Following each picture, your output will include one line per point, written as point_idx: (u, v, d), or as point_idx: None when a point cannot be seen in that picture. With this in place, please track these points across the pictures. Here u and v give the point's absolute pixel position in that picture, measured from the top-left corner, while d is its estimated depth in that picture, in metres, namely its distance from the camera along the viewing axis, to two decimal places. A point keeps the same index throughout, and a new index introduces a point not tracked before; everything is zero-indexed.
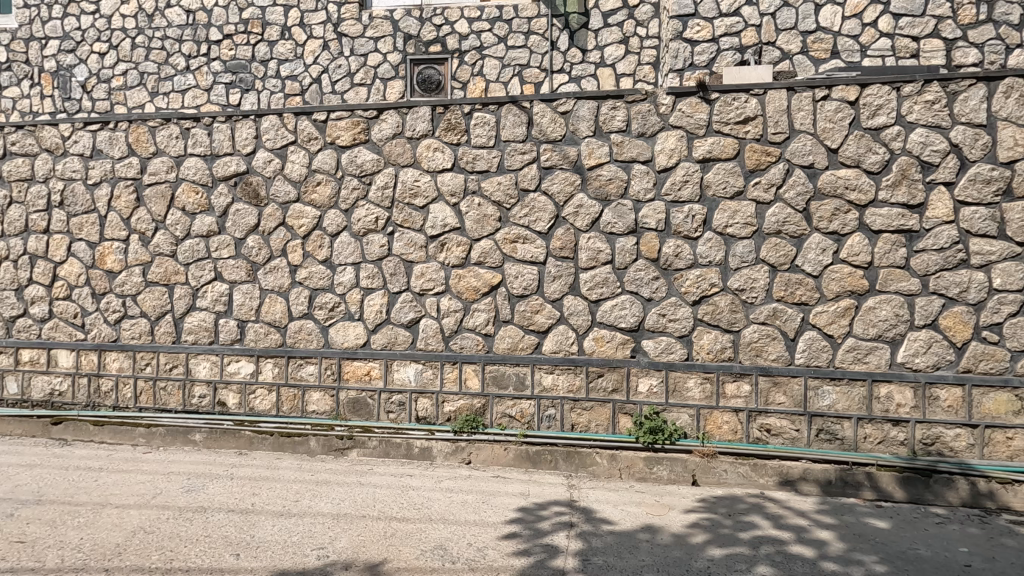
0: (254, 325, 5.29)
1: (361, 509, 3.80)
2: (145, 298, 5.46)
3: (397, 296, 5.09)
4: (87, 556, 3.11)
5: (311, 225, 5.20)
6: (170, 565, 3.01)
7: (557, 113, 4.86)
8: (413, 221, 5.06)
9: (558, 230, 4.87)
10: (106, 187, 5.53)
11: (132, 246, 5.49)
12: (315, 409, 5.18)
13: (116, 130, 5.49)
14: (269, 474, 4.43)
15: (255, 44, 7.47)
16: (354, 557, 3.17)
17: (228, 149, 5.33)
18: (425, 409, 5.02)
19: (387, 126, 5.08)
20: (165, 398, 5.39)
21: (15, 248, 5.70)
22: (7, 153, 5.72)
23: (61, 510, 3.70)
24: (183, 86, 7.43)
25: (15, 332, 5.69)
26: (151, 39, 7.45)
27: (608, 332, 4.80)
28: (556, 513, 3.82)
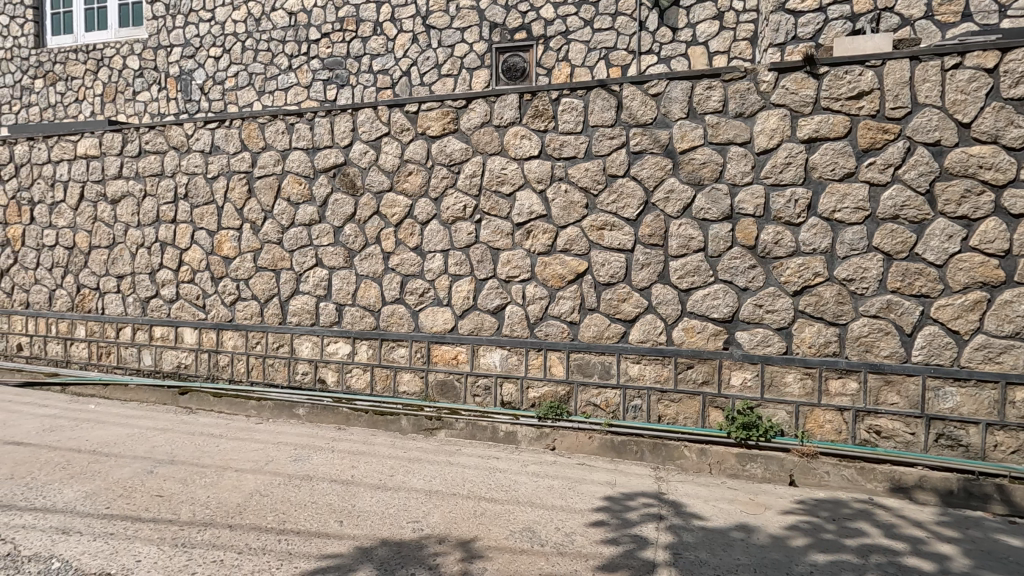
0: (351, 309, 5.60)
1: (451, 487, 3.94)
2: (256, 282, 5.94)
3: (484, 282, 5.19)
4: (214, 512, 3.46)
5: (403, 214, 5.41)
6: (283, 526, 3.29)
7: (647, 95, 4.71)
8: (499, 209, 5.12)
9: (647, 217, 4.74)
10: (222, 180, 6.04)
11: (245, 234, 5.98)
12: (405, 390, 5.41)
13: (230, 128, 5.98)
14: (366, 449, 4.71)
15: (350, 41, 8.63)
16: (447, 532, 3.30)
17: (328, 142, 5.64)
18: (510, 394, 5.08)
19: (475, 114, 5.16)
20: (272, 373, 5.85)
21: (148, 236, 6.39)
22: (141, 152, 6.40)
23: (191, 470, 4.14)
24: (286, 84, 8.91)
25: (149, 311, 6.40)
26: (257, 42, 8.90)
27: (699, 323, 4.63)
28: (644, 505, 3.77)
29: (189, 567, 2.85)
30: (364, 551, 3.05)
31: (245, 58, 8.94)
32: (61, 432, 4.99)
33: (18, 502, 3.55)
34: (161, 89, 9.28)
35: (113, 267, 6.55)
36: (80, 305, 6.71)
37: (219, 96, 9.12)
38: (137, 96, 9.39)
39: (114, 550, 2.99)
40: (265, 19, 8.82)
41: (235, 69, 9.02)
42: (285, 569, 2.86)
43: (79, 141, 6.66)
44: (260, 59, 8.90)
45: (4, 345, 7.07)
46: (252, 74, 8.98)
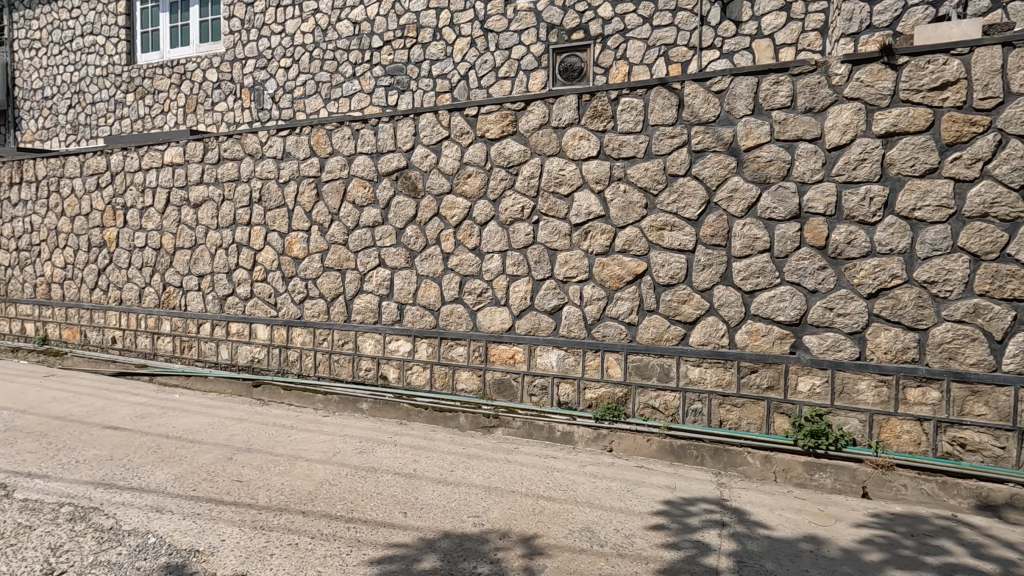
0: (411, 308, 5.78)
1: (509, 484, 4.01)
2: (324, 281, 6.22)
3: (541, 283, 5.22)
4: (288, 498, 3.67)
5: (463, 215, 5.52)
6: (351, 515, 3.45)
7: (710, 93, 4.61)
8: (557, 210, 5.14)
9: (709, 216, 4.63)
10: (293, 185, 6.37)
11: (314, 235, 6.28)
12: (463, 387, 5.53)
13: (301, 135, 6.30)
14: (427, 444, 4.85)
15: (410, 47, 8.88)
16: (507, 528, 3.37)
17: (391, 146, 5.84)
18: (567, 394, 5.10)
19: (534, 116, 5.20)
20: (338, 369, 6.12)
21: (226, 237, 6.82)
22: (220, 159, 6.83)
23: (266, 458, 4.41)
24: (350, 91, 9.25)
25: (226, 308, 6.83)
26: (324, 52, 9.29)
27: (764, 326, 4.48)
28: (706, 510, 3.69)
29: (268, 548, 3.04)
30: (428, 542, 3.16)
31: (312, 68, 9.35)
32: (151, 419, 5.42)
33: (117, 481, 3.89)
34: (236, 99, 9.85)
35: (195, 267, 7.03)
36: (165, 302, 7.25)
37: (288, 104, 9.56)
38: (215, 106, 10.01)
39: (201, 529, 3.23)
40: (331, 30, 9.21)
41: (304, 78, 9.44)
42: (354, 556, 3.00)
43: (166, 150, 7.20)
44: (326, 68, 9.29)
45: (101, 338, 7.73)
46: (318, 82, 9.38)
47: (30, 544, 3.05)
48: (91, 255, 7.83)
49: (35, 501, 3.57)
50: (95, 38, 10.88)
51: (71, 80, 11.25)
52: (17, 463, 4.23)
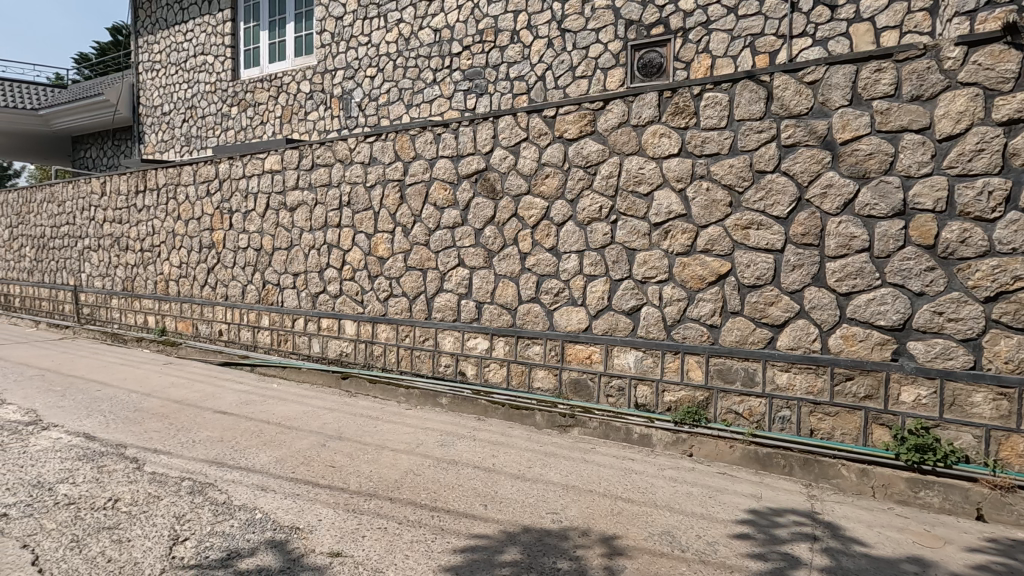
0: (489, 307, 5.91)
1: (587, 484, 4.02)
2: (407, 280, 6.51)
3: (619, 283, 5.18)
4: (377, 485, 3.89)
5: (540, 216, 5.58)
6: (435, 504, 3.61)
7: (802, 84, 4.39)
8: (637, 209, 5.08)
9: (800, 214, 4.40)
10: (379, 189, 6.70)
11: (397, 236, 6.57)
12: (540, 386, 5.58)
13: (386, 140, 6.61)
14: (505, 440, 4.96)
15: (489, 51, 9.05)
16: (586, 527, 3.39)
17: (471, 149, 6.00)
18: (644, 396, 5.03)
19: (613, 115, 5.17)
20: (419, 364, 6.38)
21: (318, 238, 7.29)
22: (314, 165, 7.30)
23: (356, 446, 4.69)
24: (431, 97, 9.56)
25: (318, 304, 7.30)
26: (407, 59, 9.67)
27: (862, 330, 4.20)
28: (795, 523, 3.53)
29: (360, 530, 3.25)
30: (508, 536, 3.24)
31: (396, 76, 9.77)
32: (253, 406, 5.91)
33: (228, 461, 4.29)
34: (327, 108, 10.47)
35: (291, 266, 7.56)
36: (265, 299, 7.85)
37: (374, 111, 10.02)
38: (308, 115, 10.69)
39: (301, 509, 3.50)
40: (414, 38, 9.57)
41: (388, 86, 9.87)
42: (439, 543, 3.13)
43: (266, 158, 7.80)
44: (409, 75, 9.67)
45: (209, 331, 8.50)
46: (401, 89, 9.77)
47: (159, 512, 3.44)
48: (202, 255, 8.62)
49: (161, 474, 4.01)
50: (206, 57, 12.00)
51: (185, 96, 12.44)
52: (145, 440, 4.76)
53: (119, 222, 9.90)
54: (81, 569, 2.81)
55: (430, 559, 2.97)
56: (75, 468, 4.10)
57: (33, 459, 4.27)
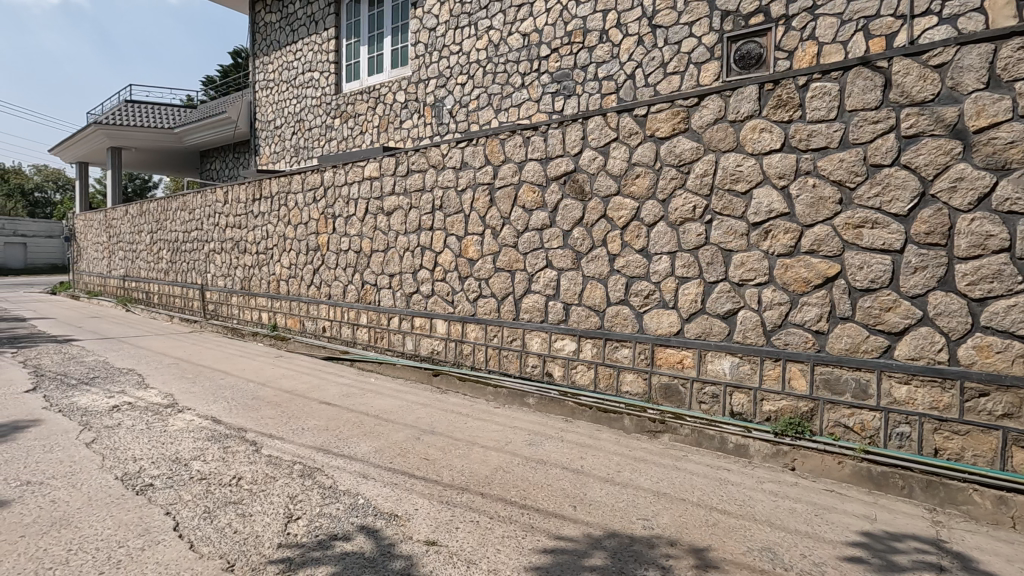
0: (577, 308, 5.90)
1: (679, 492, 3.91)
2: (495, 281, 6.65)
3: (714, 285, 4.98)
4: (468, 479, 4.02)
5: (630, 217, 5.50)
6: (524, 502, 3.66)
7: (926, 68, 3.99)
8: (734, 208, 4.86)
9: (924, 211, 4.00)
10: (470, 192, 6.90)
11: (487, 238, 6.74)
12: (628, 389, 5.49)
13: (477, 145, 6.79)
14: (593, 443, 4.93)
15: (577, 52, 9.03)
16: (677, 536, 3.29)
17: (560, 151, 6.02)
18: (741, 404, 4.79)
19: (708, 111, 4.98)
20: (507, 363, 6.49)
21: (412, 241, 7.63)
22: (409, 171, 7.65)
23: (447, 441, 4.87)
24: (519, 100, 9.70)
25: (411, 304, 7.64)
26: (496, 65, 9.88)
27: (999, 340, 3.74)
28: (917, 550, 3.21)
29: (453, 522, 3.38)
30: (598, 539, 3.22)
31: (486, 82, 10.01)
32: (354, 398, 6.31)
33: (333, 448, 4.61)
34: (420, 116, 10.92)
35: (387, 268, 7.98)
36: (363, 298, 8.34)
37: (464, 117, 10.34)
38: (403, 124, 11.21)
39: (399, 497, 3.70)
40: (503, 44, 9.75)
41: (478, 92, 10.13)
42: (529, 541, 3.18)
43: (366, 165, 8.29)
44: (498, 80, 9.88)
45: (314, 327, 9.16)
46: (491, 95, 10.00)
47: (276, 491, 3.77)
48: (309, 257, 9.31)
49: (277, 457, 4.40)
50: (313, 74, 12.96)
51: (295, 111, 13.50)
52: (262, 425, 5.24)
53: (238, 227, 10.94)
54: (212, 537, 3.14)
55: (520, 555, 3.02)
56: (206, 447, 4.60)
57: (171, 437, 4.83)
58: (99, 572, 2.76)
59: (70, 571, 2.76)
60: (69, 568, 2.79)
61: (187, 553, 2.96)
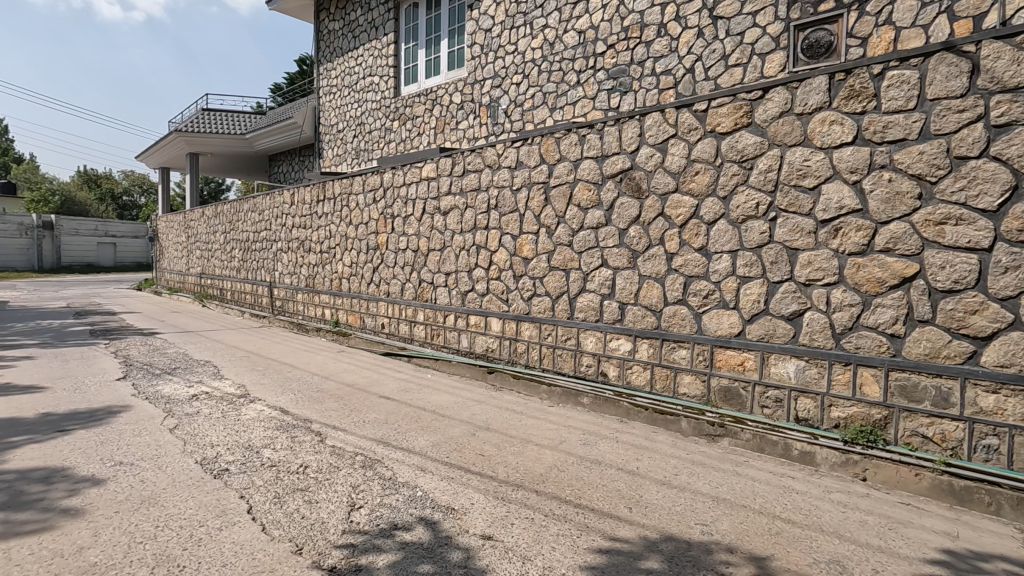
0: (633, 308, 5.82)
1: (739, 498, 3.79)
2: (550, 280, 6.65)
3: (779, 285, 4.79)
4: (523, 476, 4.06)
5: (688, 214, 5.37)
6: (579, 501, 3.66)
7: (1020, 51, 3.68)
8: (800, 205, 4.65)
9: (1016, 206, 3.70)
10: (525, 191, 6.93)
11: (541, 237, 6.75)
12: (685, 391, 5.37)
13: (532, 144, 6.81)
14: (649, 444, 4.86)
15: (634, 47, 8.88)
16: (737, 543, 3.20)
17: (616, 149, 5.96)
18: (807, 409, 4.59)
19: (773, 104, 4.79)
20: (561, 362, 6.50)
21: (468, 240, 7.76)
22: (465, 171, 7.77)
23: (502, 438, 4.93)
24: (575, 98, 9.65)
25: (467, 302, 7.76)
26: (551, 63, 9.87)
27: None
28: (1006, 572, 2.98)
29: (508, 517, 3.42)
30: (653, 542, 3.18)
31: (541, 80, 10.02)
32: (411, 393, 6.49)
33: (392, 441, 4.77)
34: (476, 117, 11.07)
35: (443, 266, 8.14)
36: (420, 295, 8.55)
37: (519, 117, 10.39)
38: (459, 125, 11.40)
39: (456, 491, 3.78)
40: (559, 42, 9.73)
41: (533, 91, 10.15)
42: (584, 540, 3.18)
43: (423, 166, 8.49)
44: (553, 78, 9.86)
45: (373, 323, 9.48)
46: (546, 93, 9.99)
47: (340, 480, 3.95)
48: (369, 255, 9.63)
49: (340, 447, 4.60)
50: (373, 79, 13.38)
51: (356, 115, 14.00)
52: (326, 417, 5.48)
53: (303, 228, 11.46)
54: (282, 521, 3.33)
55: (575, 554, 3.03)
56: (275, 436, 4.87)
57: (245, 426, 5.14)
58: (183, 548, 2.99)
59: (158, 546, 3.00)
60: (157, 543, 3.03)
61: (260, 535, 3.15)
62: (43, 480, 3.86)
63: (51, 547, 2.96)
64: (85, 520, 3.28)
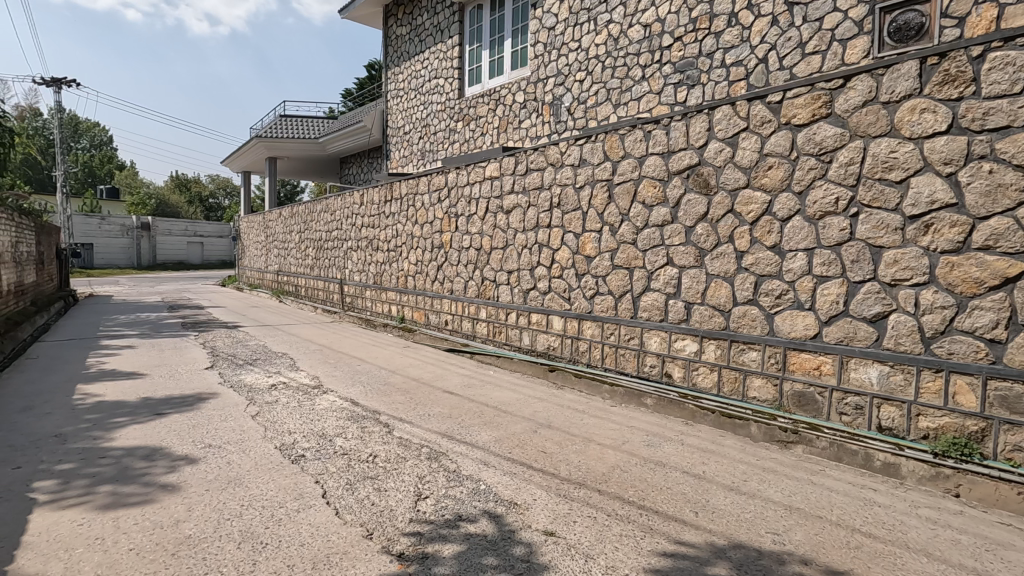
0: (699, 308, 5.66)
1: (814, 508, 3.61)
2: (613, 279, 6.58)
3: (860, 286, 4.51)
4: (585, 475, 4.05)
5: (760, 211, 5.16)
6: (643, 503, 3.61)
7: None
8: (885, 200, 4.36)
9: None
10: (588, 189, 6.88)
11: (605, 235, 6.68)
12: (756, 395, 5.17)
13: (596, 142, 6.75)
14: (716, 448, 4.72)
15: (702, 39, 8.61)
16: (812, 555, 3.05)
17: (683, 144, 5.80)
18: (891, 418, 4.30)
19: (856, 93, 4.51)
20: (623, 362, 6.42)
21: (530, 238, 7.79)
22: (528, 170, 7.81)
23: (564, 436, 4.93)
24: (640, 94, 9.47)
25: (528, 300, 7.81)
26: (615, 59, 9.75)
27: None
28: None
29: (571, 515, 3.42)
30: (721, 549, 3.09)
31: (605, 77, 9.90)
32: (474, 389, 6.61)
33: (455, 435, 4.89)
34: (539, 115, 11.08)
35: (506, 264, 8.23)
36: (483, 293, 8.68)
37: (582, 114, 10.31)
38: (522, 124, 11.46)
39: (518, 486, 3.83)
40: (623, 37, 9.59)
41: (596, 87, 10.05)
42: (648, 542, 3.14)
43: (486, 166, 8.60)
44: (617, 74, 9.72)
45: (437, 320, 9.72)
46: (610, 89, 9.87)
47: (407, 470, 4.09)
48: (434, 254, 9.88)
49: (407, 439, 4.76)
50: (438, 81, 13.69)
51: (422, 117, 14.37)
52: (394, 409, 5.69)
53: (372, 227, 11.90)
54: (354, 507, 3.49)
55: (639, 555, 2.99)
56: (347, 426, 5.10)
57: (319, 415, 5.42)
58: (265, 526, 3.19)
59: (244, 523, 3.23)
60: (243, 520, 3.26)
61: (334, 518, 3.32)
62: (145, 457, 4.24)
63: (152, 519, 3.25)
64: (181, 495, 3.58)
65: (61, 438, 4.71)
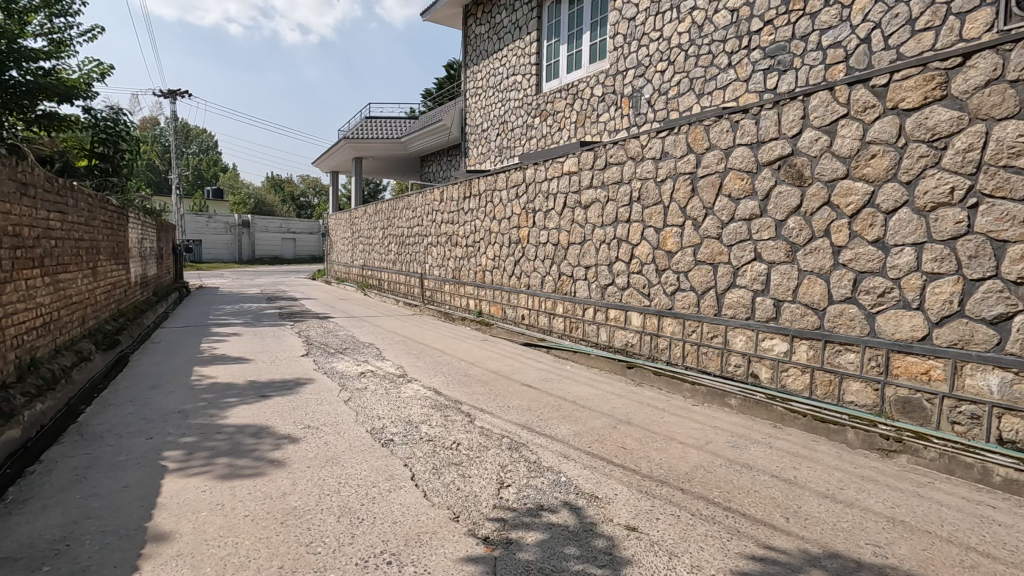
0: (791, 306, 5.39)
1: (921, 522, 3.36)
2: (695, 275, 6.40)
3: (978, 284, 4.12)
4: (667, 473, 4.00)
5: (861, 203, 4.83)
6: (729, 505, 3.52)
7: None
8: (1012, 189, 3.94)
9: None
10: (670, 182, 6.72)
11: (687, 230, 6.50)
12: (853, 400, 4.86)
13: (679, 134, 6.57)
14: (808, 453, 4.49)
15: (796, 21, 8.16)
16: (919, 571, 2.85)
17: (774, 134, 5.53)
18: (1014, 430, 3.91)
19: (977, 73, 4.10)
20: (706, 361, 6.24)
21: (609, 233, 7.72)
22: (607, 164, 7.73)
23: (644, 433, 4.88)
24: (725, 82, 9.08)
25: (606, 295, 7.75)
26: (699, 47, 9.42)
27: None
28: None
29: (654, 512, 3.40)
30: (816, 557, 2.96)
31: (688, 66, 9.60)
32: (552, 383, 6.67)
33: (535, 427, 4.98)
34: (618, 108, 10.92)
35: (583, 259, 8.21)
36: (560, 288, 8.71)
37: (663, 105, 10.05)
38: (600, 117, 11.35)
39: (599, 481, 3.84)
40: (708, 23, 9.24)
41: (679, 77, 9.77)
42: (735, 544, 3.06)
43: (564, 161, 8.60)
44: (701, 62, 9.40)
45: (514, 314, 9.89)
46: (693, 78, 9.56)
47: (488, 459, 4.22)
48: (511, 249, 10.03)
49: (487, 429, 4.91)
50: (516, 78, 13.82)
51: (500, 113, 14.58)
52: (473, 399, 5.87)
53: (451, 223, 12.26)
54: (441, 490, 3.66)
55: (725, 557, 2.93)
56: (431, 414, 5.33)
57: (405, 403, 5.70)
58: (361, 503, 3.43)
59: (342, 499, 3.48)
60: (341, 496, 3.52)
61: (423, 500, 3.50)
62: (254, 435, 4.65)
63: (263, 490, 3.58)
64: (286, 470, 3.91)
65: (183, 414, 5.27)
